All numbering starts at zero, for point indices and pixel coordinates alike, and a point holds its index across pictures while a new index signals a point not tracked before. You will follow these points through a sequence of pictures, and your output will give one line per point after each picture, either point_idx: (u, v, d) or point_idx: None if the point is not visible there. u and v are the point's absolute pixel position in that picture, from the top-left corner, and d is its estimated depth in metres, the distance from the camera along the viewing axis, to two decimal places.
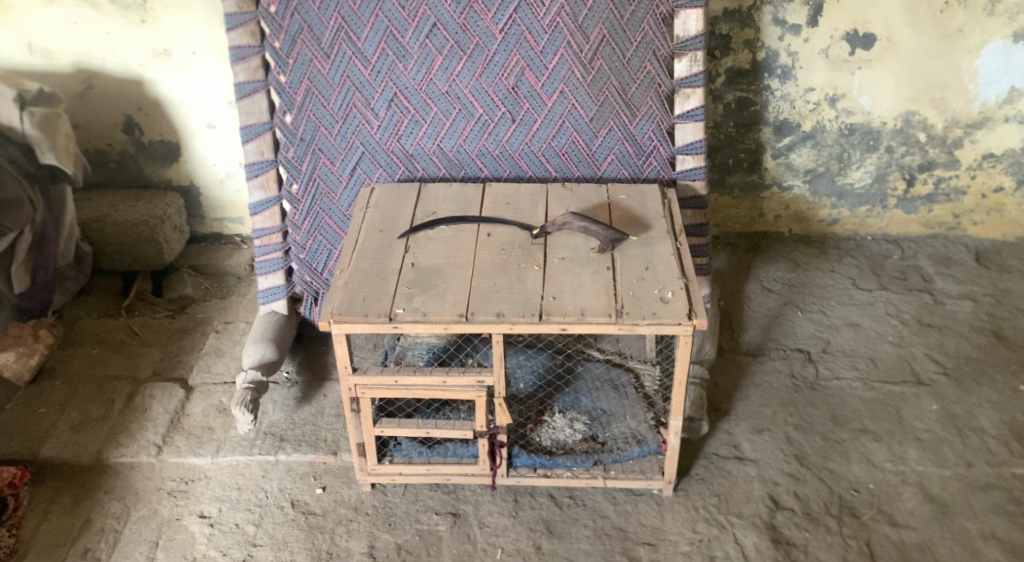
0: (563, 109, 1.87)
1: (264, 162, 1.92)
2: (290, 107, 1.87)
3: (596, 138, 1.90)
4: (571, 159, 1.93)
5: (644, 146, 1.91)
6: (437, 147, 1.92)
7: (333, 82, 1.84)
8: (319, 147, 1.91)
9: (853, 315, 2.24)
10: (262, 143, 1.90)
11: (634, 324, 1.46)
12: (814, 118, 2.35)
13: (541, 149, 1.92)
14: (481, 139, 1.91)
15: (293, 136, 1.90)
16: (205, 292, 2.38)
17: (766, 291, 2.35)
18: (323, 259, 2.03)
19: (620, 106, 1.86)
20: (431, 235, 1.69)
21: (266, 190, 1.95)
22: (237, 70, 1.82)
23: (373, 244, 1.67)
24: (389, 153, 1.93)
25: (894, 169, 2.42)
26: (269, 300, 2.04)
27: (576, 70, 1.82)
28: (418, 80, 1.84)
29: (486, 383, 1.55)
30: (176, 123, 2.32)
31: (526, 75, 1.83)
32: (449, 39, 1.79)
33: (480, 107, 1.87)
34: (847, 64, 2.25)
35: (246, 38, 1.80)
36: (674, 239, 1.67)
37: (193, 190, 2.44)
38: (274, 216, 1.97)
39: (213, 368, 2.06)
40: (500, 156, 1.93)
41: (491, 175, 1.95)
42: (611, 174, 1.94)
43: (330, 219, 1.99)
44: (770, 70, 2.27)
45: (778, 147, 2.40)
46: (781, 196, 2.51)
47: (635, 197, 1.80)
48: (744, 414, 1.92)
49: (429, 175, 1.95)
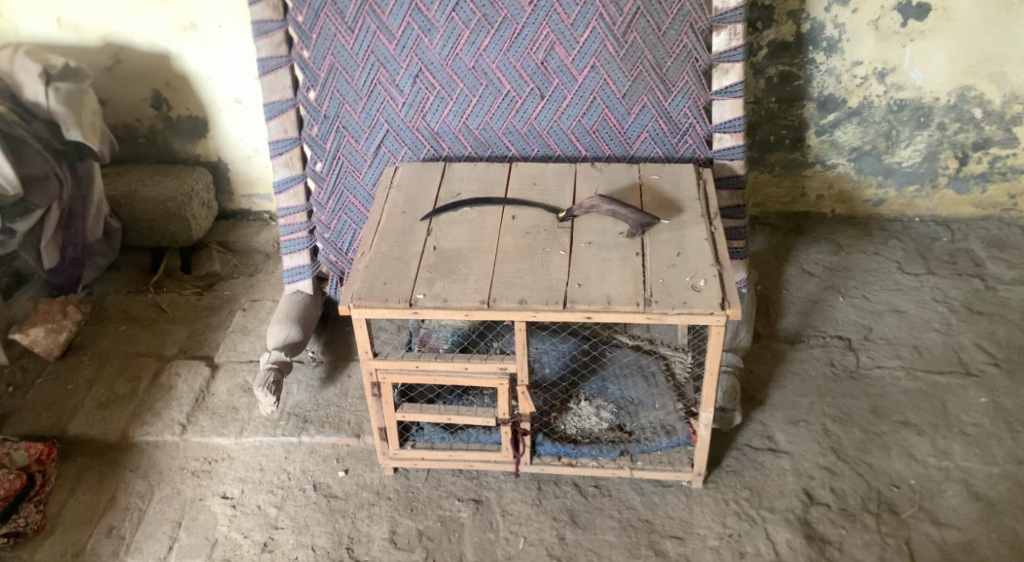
0: (594, 85, 1.81)
1: (288, 139, 1.88)
2: (313, 83, 1.82)
3: (628, 116, 1.84)
4: (601, 136, 1.88)
5: (679, 124, 1.84)
6: (464, 126, 1.88)
7: (357, 57, 1.79)
8: (343, 125, 1.87)
9: (897, 301, 2.14)
10: (286, 121, 1.86)
11: (663, 313, 1.41)
12: (861, 94, 2.25)
13: (571, 127, 1.87)
14: (509, 116, 1.86)
15: (316, 113, 1.86)
16: (232, 269, 2.38)
17: (806, 275, 2.24)
18: (348, 239, 2.00)
19: (653, 82, 1.79)
20: (455, 218, 1.65)
21: (291, 168, 1.91)
22: (260, 45, 1.78)
23: (395, 227, 1.63)
24: (414, 131, 1.89)
25: (945, 147, 2.31)
26: (295, 279, 2.02)
27: (609, 44, 1.76)
28: (444, 54, 1.79)
29: (509, 370, 1.51)
30: (204, 98, 2.31)
31: (555, 49, 1.77)
32: (476, 13, 1.73)
33: (508, 83, 1.81)
34: (899, 36, 2.15)
35: (269, 12, 1.75)
36: (708, 223, 1.60)
37: (220, 165, 2.44)
38: (298, 195, 1.94)
39: (239, 347, 2.05)
40: (528, 134, 1.88)
41: (520, 154, 1.91)
42: (643, 153, 1.89)
43: (354, 197, 1.95)
44: (815, 43, 2.18)
45: (822, 124, 2.31)
46: (824, 175, 2.41)
47: (668, 177, 1.73)
48: (779, 404, 1.84)
49: (455, 154, 1.91)
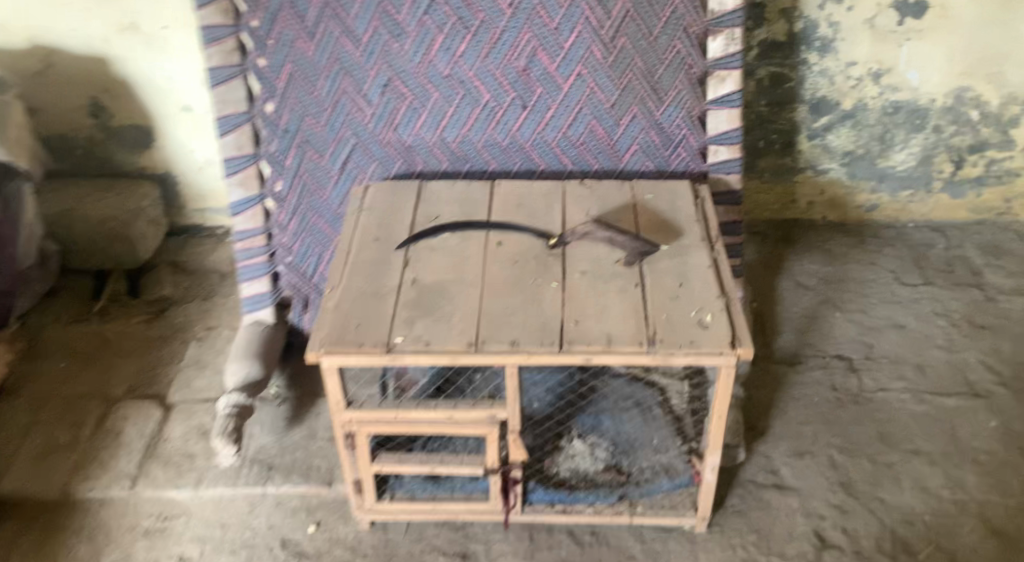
0: (580, 94, 1.66)
1: (243, 157, 1.69)
2: (270, 94, 1.64)
3: (617, 127, 1.70)
4: (589, 149, 1.73)
5: (672, 135, 1.71)
6: (439, 139, 1.72)
7: (319, 65, 1.61)
8: (305, 140, 1.69)
9: (896, 315, 2.04)
10: (242, 136, 1.67)
11: (668, 354, 1.26)
12: (855, 96, 2.14)
13: (556, 139, 1.72)
14: (489, 128, 1.70)
15: (274, 127, 1.67)
16: (185, 292, 2.18)
17: (800, 288, 2.14)
18: (313, 263, 1.83)
19: (645, 90, 1.65)
20: (434, 245, 1.49)
21: (247, 188, 1.73)
22: (210, 53, 1.59)
23: (367, 257, 1.47)
24: (386, 145, 1.72)
25: (941, 150, 2.21)
26: (255, 308, 1.85)
27: (596, 50, 1.61)
28: (416, 61, 1.62)
29: (499, 417, 1.36)
30: (150, 106, 2.11)
31: (538, 55, 1.61)
32: (450, 16, 1.57)
33: (486, 92, 1.66)
34: (895, 35, 2.03)
35: (219, 16, 1.56)
36: (710, 247, 1.47)
37: (170, 178, 2.24)
38: (257, 217, 1.76)
39: (194, 383, 1.87)
40: (509, 148, 1.73)
41: (500, 169, 1.76)
42: (634, 167, 1.75)
43: (319, 218, 1.78)
44: (808, 43, 2.06)
45: (814, 127, 2.19)
46: (816, 180, 2.30)
47: (663, 196, 1.59)
48: (782, 434, 1.72)
49: (430, 169, 1.75)
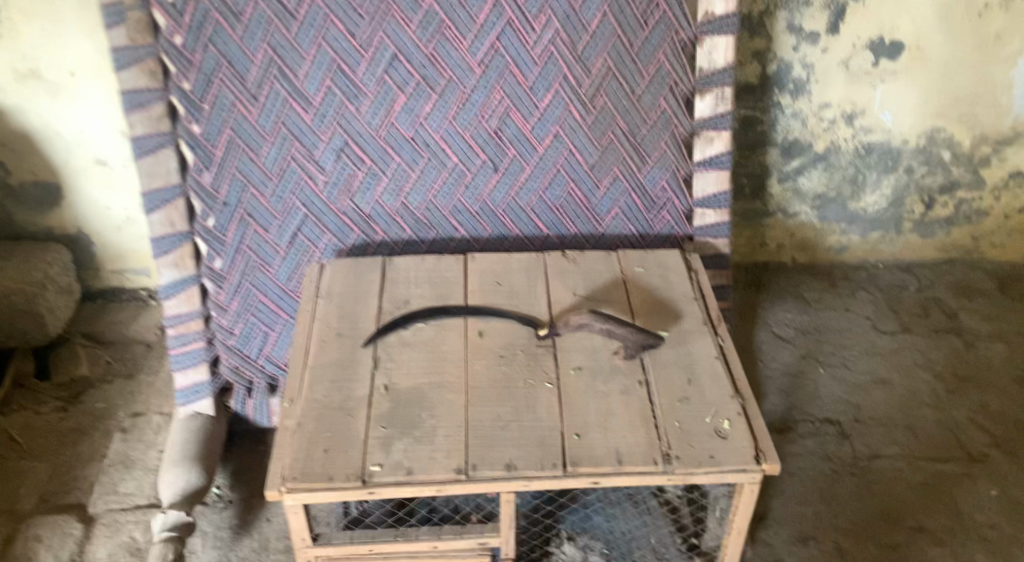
0: (557, 155, 1.50)
1: (177, 234, 1.47)
2: (207, 163, 1.43)
3: (597, 190, 1.54)
4: (566, 214, 1.56)
5: (655, 198, 1.56)
6: (401, 207, 1.53)
7: (263, 130, 1.43)
8: (247, 212, 1.49)
9: (879, 369, 1.96)
10: (173, 213, 1.45)
11: (687, 474, 1.13)
12: (829, 138, 2.04)
13: (531, 203, 1.55)
14: (456, 193, 1.52)
15: (212, 200, 1.46)
16: (105, 370, 1.91)
17: (780, 341, 2.04)
18: (257, 344, 1.61)
19: (627, 151, 1.51)
20: (407, 339, 1.31)
21: (180, 268, 1.50)
22: (133, 120, 1.37)
23: (330, 359, 1.27)
24: (340, 215, 1.52)
25: (912, 191, 2.14)
26: (189, 400, 1.59)
27: (574, 109, 1.46)
28: (375, 124, 1.44)
29: (490, 545, 1.20)
30: (56, 161, 1.84)
31: (511, 115, 1.46)
32: (413, 74, 1.40)
33: (453, 155, 1.49)
34: (869, 76, 1.95)
35: (144, 79, 1.35)
36: (713, 332, 1.33)
37: (82, 239, 1.97)
38: (192, 299, 1.52)
39: (120, 488, 1.62)
40: (479, 214, 1.55)
41: (469, 236, 1.57)
42: (615, 231, 1.59)
43: (264, 296, 1.57)
44: (782, 85, 1.95)
45: (786, 171, 2.09)
46: (786, 223, 2.19)
47: (655, 269, 1.45)
48: (781, 516, 1.61)
49: (390, 239, 1.56)
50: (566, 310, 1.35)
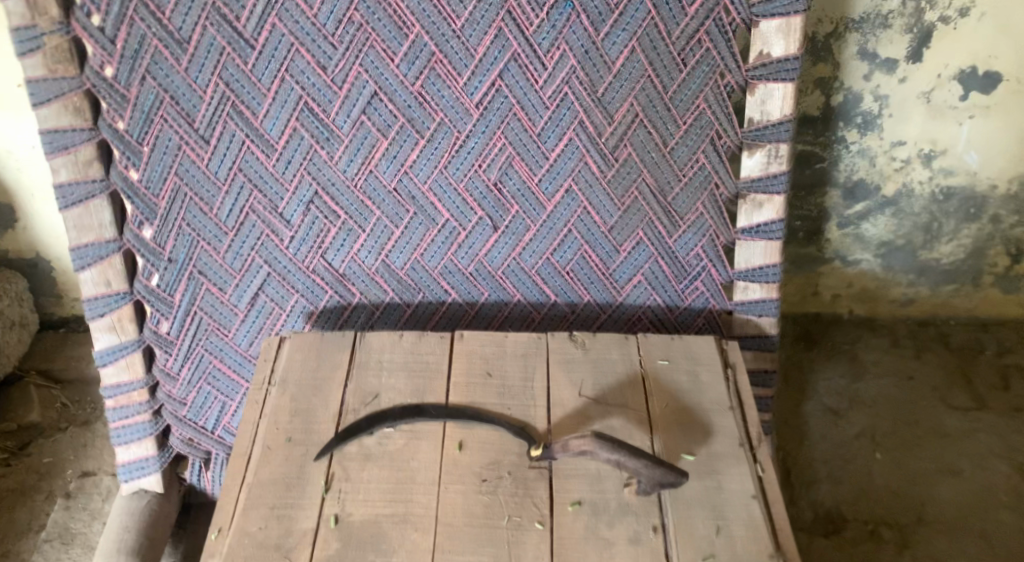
0: (569, 214, 1.23)
1: (114, 294, 1.24)
2: (150, 215, 1.20)
3: (616, 254, 1.27)
4: (579, 279, 1.29)
5: (687, 266, 1.28)
6: (382, 265, 1.27)
7: (216, 178, 1.18)
8: (198, 268, 1.24)
9: (949, 456, 1.66)
10: (108, 271, 1.22)
11: None
12: (901, 179, 1.72)
13: (536, 267, 1.28)
14: (448, 252, 1.26)
15: (156, 256, 1.23)
16: (59, 416, 1.72)
17: (831, 416, 1.74)
18: (213, 415, 1.37)
19: (654, 211, 1.23)
20: (370, 449, 1.07)
21: (120, 333, 1.27)
22: (56, 164, 1.14)
23: (273, 475, 1.04)
24: (310, 273, 1.27)
25: (996, 242, 1.81)
26: (134, 476, 1.38)
27: (592, 160, 1.19)
28: (350, 173, 1.19)
29: None
30: (8, 180, 1.65)
31: (514, 166, 1.19)
32: (397, 116, 1.15)
33: (445, 210, 1.22)
34: (955, 111, 1.63)
35: (69, 117, 1.12)
36: (751, 458, 1.07)
37: (42, 263, 1.78)
38: (135, 366, 1.30)
39: None
40: (475, 276, 1.28)
41: (462, 300, 1.30)
42: (637, 301, 1.31)
43: (220, 360, 1.33)
44: (848, 118, 1.64)
45: (848, 214, 1.77)
46: (844, 271, 1.87)
47: (683, 362, 1.18)
48: None
49: (369, 300, 1.30)
50: (571, 432, 1.08)
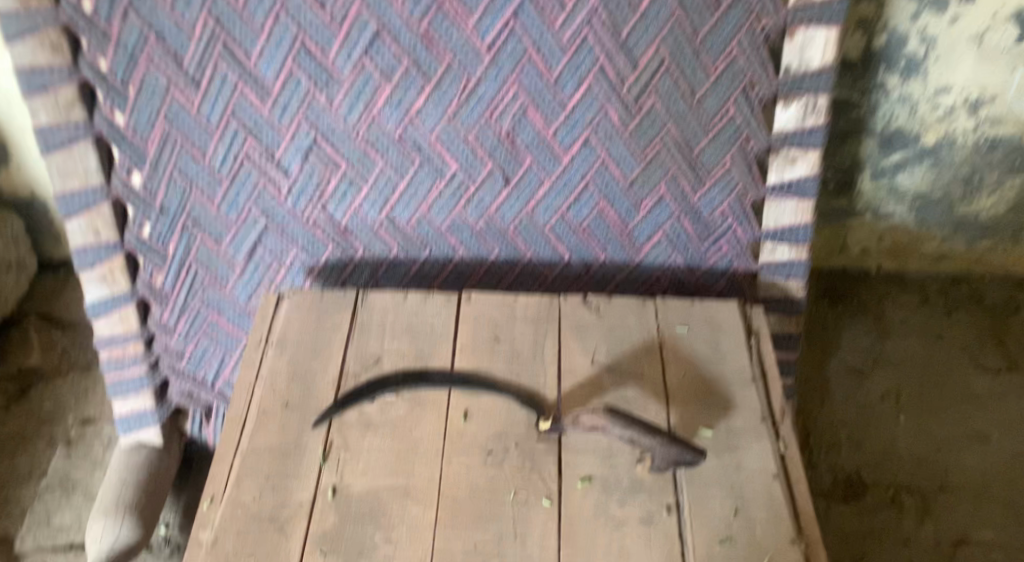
0: (586, 167, 1.15)
1: (104, 245, 1.18)
2: (138, 161, 1.12)
3: (635, 211, 1.19)
4: (594, 237, 1.21)
5: (711, 225, 1.20)
6: (386, 219, 1.20)
7: (208, 124, 1.10)
8: (192, 220, 1.18)
9: (976, 420, 1.59)
10: (97, 220, 1.16)
11: None
12: (943, 128, 1.61)
13: (550, 223, 1.20)
14: (456, 207, 1.18)
15: (147, 205, 1.16)
16: (59, 360, 1.69)
17: (854, 376, 1.68)
18: (213, 368, 1.33)
19: (678, 166, 1.14)
20: (370, 418, 1.02)
21: (112, 284, 1.22)
22: (35, 106, 1.06)
23: (269, 442, 1.00)
24: (310, 227, 1.20)
25: None
26: (132, 428, 1.33)
27: (612, 111, 1.10)
28: (352, 121, 1.10)
29: None
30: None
31: (528, 116, 1.10)
32: (401, 59, 1.06)
33: (453, 161, 1.14)
34: (1008, 56, 1.50)
35: (45, 55, 1.03)
36: (774, 435, 1.00)
37: (37, 205, 1.74)
38: (129, 319, 1.25)
39: (54, 520, 1.42)
40: (485, 232, 1.21)
41: (471, 257, 1.23)
42: (656, 261, 1.24)
43: (219, 315, 1.28)
44: (890, 62, 1.52)
45: (883, 165, 1.67)
46: (874, 225, 1.77)
47: (703, 330, 1.11)
48: None
49: (372, 256, 1.23)
50: (582, 404, 1.02)
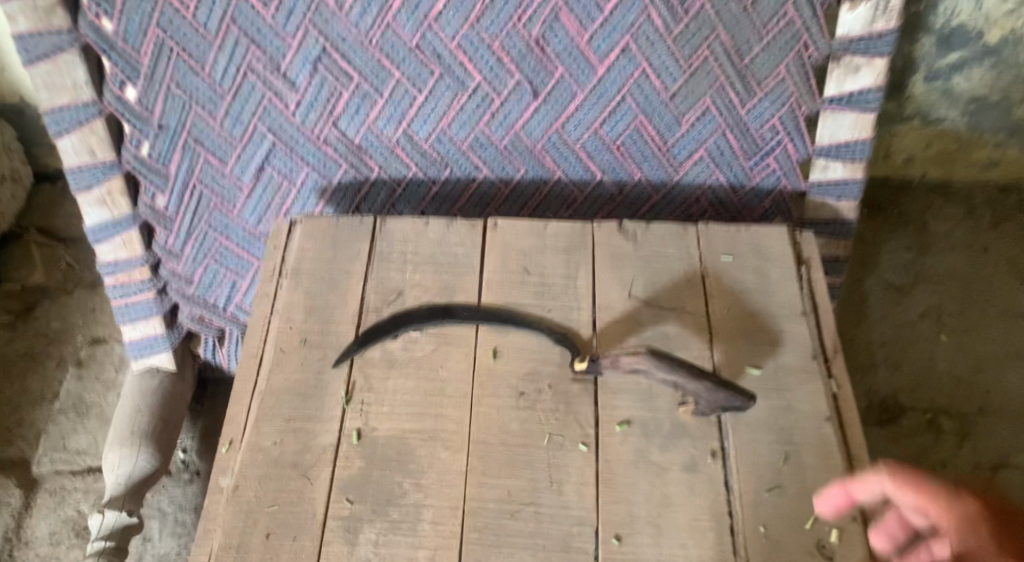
0: (624, 78, 1.03)
1: (102, 164, 1.09)
2: (130, 74, 1.01)
3: (676, 127, 1.08)
4: (630, 155, 1.11)
5: (759, 141, 1.10)
6: (403, 136, 1.10)
7: (205, 31, 0.98)
8: (193, 138, 1.08)
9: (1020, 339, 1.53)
10: (91, 138, 1.06)
11: None
12: (1010, 24, 1.45)
13: (582, 140, 1.10)
14: (479, 122, 1.08)
15: (143, 122, 1.06)
16: (63, 277, 1.62)
17: (893, 293, 1.61)
18: (224, 293, 1.26)
19: (727, 76, 1.03)
20: (395, 356, 0.95)
21: (112, 208, 1.13)
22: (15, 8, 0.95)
23: (288, 382, 0.94)
24: (321, 145, 1.10)
25: None
26: (144, 354, 1.28)
27: (656, 13, 0.98)
28: (363, 27, 0.99)
29: None
30: None
31: (562, 20, 0.98)
32: None
33: (476, 72, 1.03)
34: None
35: None
36: (826, 373, 0.94)
37: (26, 111, 1.63)
38: (133, 243, 1.17)
39: (70, 444, 1.39)
40: (510, 150, 1.11)
41: (495, 177, 1.14)
42: (695, 180, 1.14)
43: (227, 239, 1.20)
44: None
45: (939, 66, 1.52)
46: (923, 131, 1.65)
47: (749, 259, 1.03)
48: None
49: (388, 176, 1.14)
50: (619, 342, 0.95)
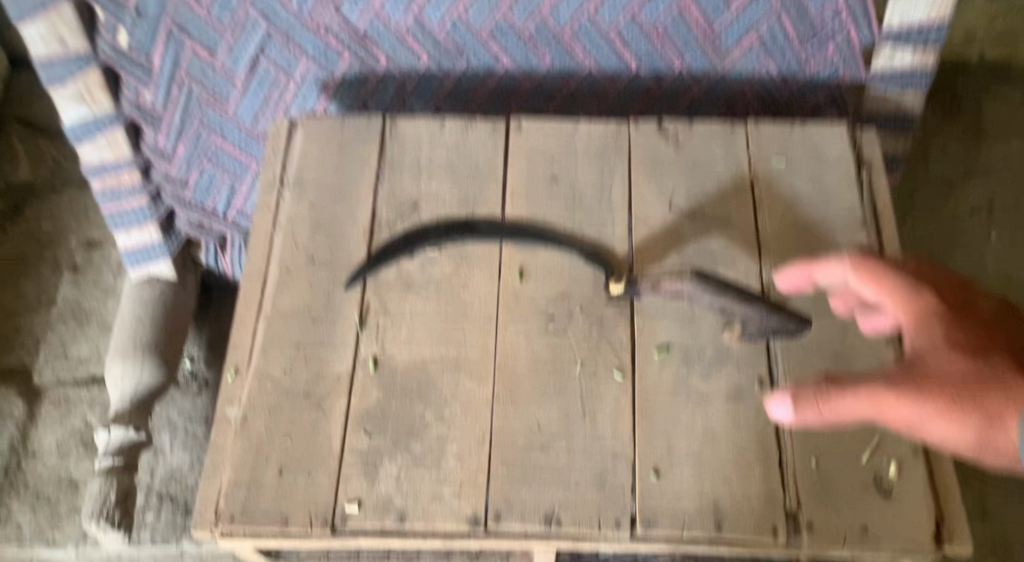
0: None
1: (76, 55, 0.96)
2: None
3: (726, 9, 0.94)
4: (671, 42, 0.98)
5: (819, 25, 0.96)
6: (413, 23, 0.96)
7: None
8: (176, 25, 0.95)
9: None
10: (59, 24, 0.93)
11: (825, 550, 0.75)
12: None
13: (618, 25, 0.96)
14: (500, 6, 0.94)
15: (117, 6, 0.92)
16: (52, 174, 1.52)
17: (939, 187, 1.50)
18: (222, 197, 1.16)
19: None
20: (412, 276, 0.87)
21: (91, 104, 1.01)
22: None
23: (296, 305, 0.86)
24: (320, 33, 0.97)
25: None
26: (141, 263, 1.21)
27: None
28: None
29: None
30: None
31: None
32: None
33: None
34: None
35: None
36: None
37: None
38: (119, 143, 1.06)
39: (71, 352, 1.35)
40: (535, 38, 0.98)
41: (518, 68, 1.02)
42: (742, 70, 1.02)
43: (222, 138, 1.09)
44: None
45: None
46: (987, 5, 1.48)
47: (803, 163, 0.92)
48: None
49: (398, 68, 1.02)
50: (658, 260, 0.86)
